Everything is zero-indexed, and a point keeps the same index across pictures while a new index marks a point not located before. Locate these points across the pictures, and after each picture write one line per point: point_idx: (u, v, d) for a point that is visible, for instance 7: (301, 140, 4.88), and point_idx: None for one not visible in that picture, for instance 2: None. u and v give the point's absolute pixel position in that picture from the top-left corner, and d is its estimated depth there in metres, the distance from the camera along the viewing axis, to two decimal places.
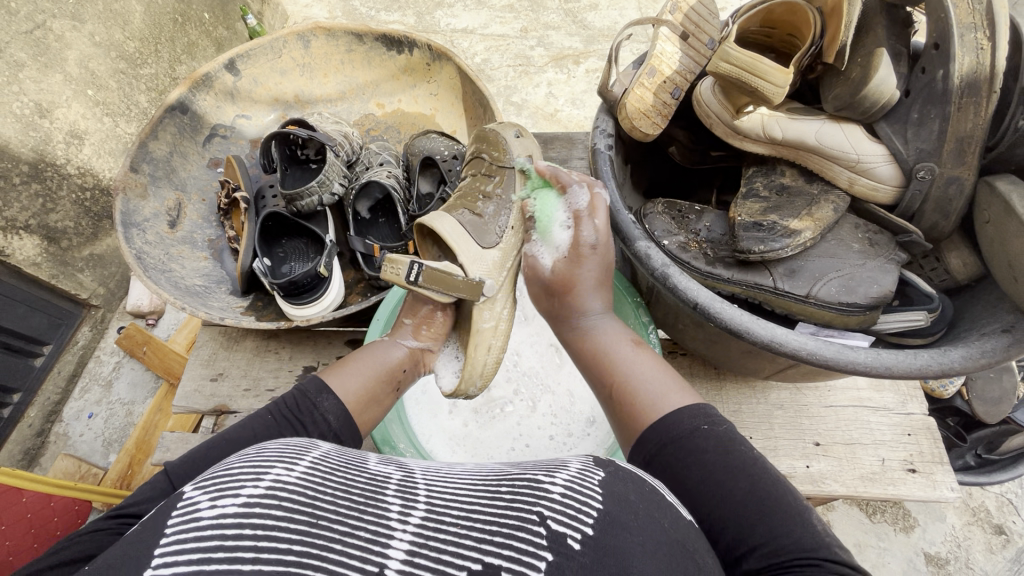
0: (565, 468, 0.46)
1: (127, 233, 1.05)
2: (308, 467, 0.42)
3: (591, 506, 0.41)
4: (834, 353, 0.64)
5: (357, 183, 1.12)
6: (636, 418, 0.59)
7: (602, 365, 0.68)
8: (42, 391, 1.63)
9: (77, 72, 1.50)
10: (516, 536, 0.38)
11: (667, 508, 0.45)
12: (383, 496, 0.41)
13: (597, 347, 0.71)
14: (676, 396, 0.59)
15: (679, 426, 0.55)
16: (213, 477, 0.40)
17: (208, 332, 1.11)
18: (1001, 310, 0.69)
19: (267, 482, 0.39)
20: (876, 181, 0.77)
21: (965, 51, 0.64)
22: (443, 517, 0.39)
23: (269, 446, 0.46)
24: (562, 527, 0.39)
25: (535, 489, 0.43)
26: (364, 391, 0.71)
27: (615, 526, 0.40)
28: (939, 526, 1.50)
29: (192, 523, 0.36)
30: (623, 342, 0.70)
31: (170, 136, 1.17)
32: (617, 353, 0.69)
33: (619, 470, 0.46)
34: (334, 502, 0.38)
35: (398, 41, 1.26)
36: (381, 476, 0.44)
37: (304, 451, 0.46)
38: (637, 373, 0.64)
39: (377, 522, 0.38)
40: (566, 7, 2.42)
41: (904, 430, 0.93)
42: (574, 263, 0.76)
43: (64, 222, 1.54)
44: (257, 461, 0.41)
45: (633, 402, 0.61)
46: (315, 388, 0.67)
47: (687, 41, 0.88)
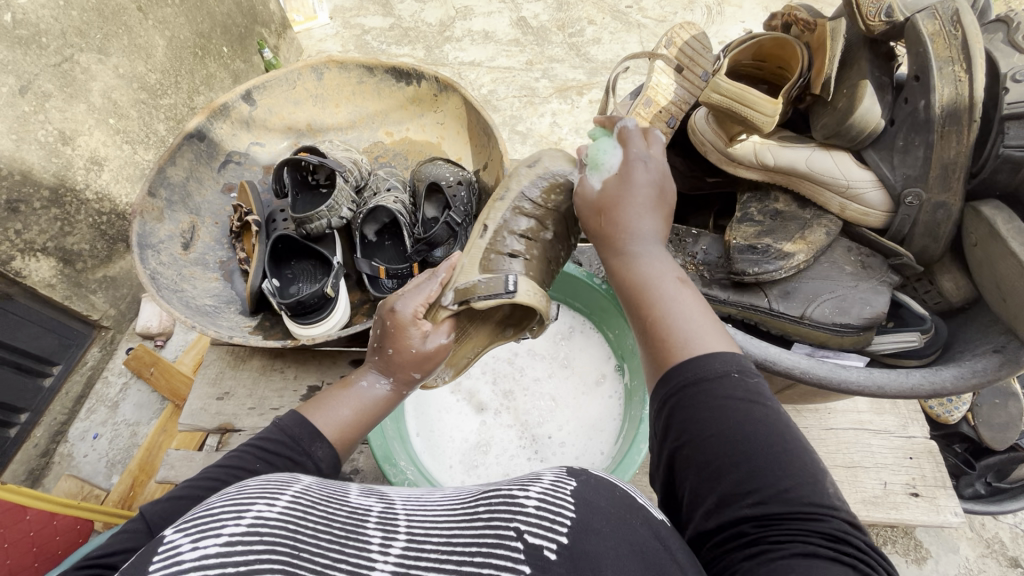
0: (539, 480, 0.46)
1: (142, 254, 1.08)
2: (290, 501, 0.42)
3: (565, 517, 0.42)
4: (827, 371, 0.65)
5: (365, 208, 1.16)
6: (665, 351, 0.54)
7: (641, 299, 0.61)
8: (49, 411, 1.65)
9: (100, 102, 1.57)
10: (495, 554, 0.39)
11: (639, 512, 0.46)
12: (365, 530, 0.42)
13: (646, 277, 0.62)
14: (713, 337, 0.54)
15: (712, 366, 0.50)
16: (194, 518, 0.40)
17: (216, 351, 1.13)
18: (994, 331, 0.70)
19: (249, 519, 0.39)
20: (867, 206, 0.79)
21: (944, 83, 0.67)
22: (423, 544, 0.41)
23: (252, 482, 0.46)
24: (539, 540, 0.40)
25: (511, 505, 0.43)
26: (352, 430, 0.68)
27: (589, 533, 0.41)
28: (953, 558, 1.47)
29: (174, 567, 0.35)
30: (670, 274, 0.61)
31: (188, 162, 1.22)
32: (663, 291, 0.60)
33: (590, 480, 0.47)
34: (316, 537, 0.39)
35: (406, 74, 1.32)
36: (361, 508, 0.45)
37: (284, 485, 0.46)
38: (675, 304, 0.58)
39: (357, 554, 0.39)
40: (570, 40, 2.51)
41: (905, 453, 0.93)
42: (625, 180, 0.71)
43: (80, 245, 1.59)
44: (236, 498, 0.41)
45: (665, 331, 0.56)
46: (307, 435, 0.64)
47: (682, 74, 0.92)
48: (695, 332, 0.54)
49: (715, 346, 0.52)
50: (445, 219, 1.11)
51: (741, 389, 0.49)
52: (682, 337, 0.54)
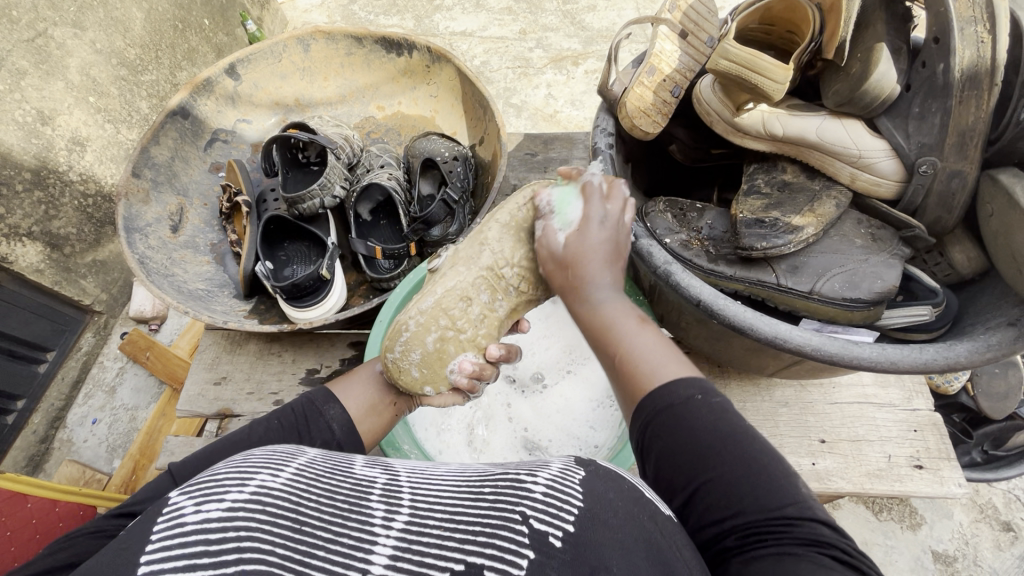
0: (547, 467, 0.45)
1: (130, 237, 1.04)
2: (294, 473, 0.41)
3: (572, 505, 0.41)
4: (839, 348, 0.63)
5: (359, 186, 1.13)
6: (633, 383, 0.52)
7: (603, 338, 0.57)
8: (46, 398, 1.63)
9: (78, 79, 1.51)
10: (498, 535, 0.38)
11: (647, 505, 0.44)
12: (368, 502, 0.40)
13: (606, 321, 0.58)
14: (671, 363, 0.52)
15: (672, 394, 0.49)
16: (199, 482, 0.40)
17: (211, 336, 1.11)
18: (1006, 303, 0.69)
19: (252, 488, 0.38)
20: (878, 176, 0.77)
21: (966, 45, 0.64)
22: (426, 520, 0.39)
23: (257, 451, 0.45)
24: (544, 526, 0.39)
25: (518, 489, 0.42)
26: (369, 401, 0.67)
27: (595, 523, 0.40)
28: (947, 524, 1.49)
29: (177, 528, 0.35)
30: (630, 318, 0.57)
31: (172, 141, 1.17)
32: (626, 333, 0.56)
33: (599, 470, 0.46)
34: (318, 509, 0.38)
35: (397, 44, 1.26)
36: (366, 479, 0.43)
37: (290, 456, 0.45)
38: (640, 343, 0.55)
39: (360, 527, 0.38)
40: (564, 8, 2.43)
41: (910, 426, 0.92)
42: (581, 231, 0.62)
43: (67, 229, 1.55)
44: (242, 465, 0.41)
45: (629, 368, 0.53)
46: (322, 397, 0.65)
47: (686, 39, 0.88)
48: (656, 360, 0.53)
49: (674, 372, 0.51)
50: (442, 197, 1.07)
51: (709, 410, 0.48)
52: (642, 369, 0.52)
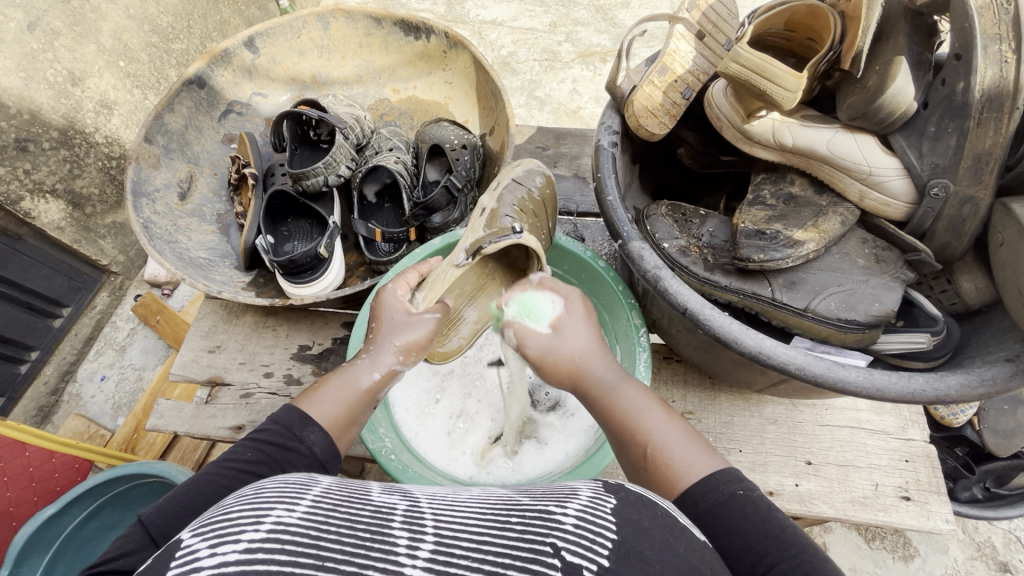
0: (575, 497, 0.45)
1: (136, 202, 1.06)
2: (311, 506, 0.40)
3: (606, 537, 0.40)
4: (825, 369, 0.61)
5: (365, 167, 1.13)
6: (664, 485, 0.53)
7: (628, 429, 0.57)
8: (59, 351, 1.68)
9: (111, 43, 1.53)
10: (530, 569, 0.37)
11: (680, 531, 0.44)
12: (390, 529, 0.39)
13: (622, 409, 0.59)
14: (704, 458, 0.53)
15: (713, 495, 0.50)
16: (212, 520, 0.38)
17: (210, 305, 1.13)
18: (1010, 338, 0.66)
19: (269, 525, 0.37)
20: (888, 196, 0.74)
21: (988, 64, 0.61)
22: (453, 549, 0.38)
23: (268, 484, 0.43)
24: (577, 559, 0.38)
25: (547, 520, 0.41)
26: (343, 416, 0.62)
27: (633, 557, 0.39)
28: (941, 559, 1.45)
29: (192, 574, 0.34)
30: (648, 403, 0.58)
31: (187, 109, 1.19)
32: (645, 420, 0.57)
33: (630, 495, 0.45)
34: (339, 542, 0.37)
35: (416, 27, 1.25)
36: (386, 507, 0.42)
37: (305, 486, 0.43)
38: (662, 435, 0.55)
39: (384, 558, 0.36)
40: (598, 3, 2.39)
41: (901, 456, 0.90)
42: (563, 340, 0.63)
43: (89, 189, 1.58)
44: (256, 501, 0.39)
45: (657, 462, 0.54)
46: (299, 421, 0.59)
47: (702, 40, 0.86)
48: (687, 458, 0.53)
49: (710, 468, 0.52)
50: (445, 184, 1.07)
51: (742, 504, 0.49)
52: (675, 469, 0.53)
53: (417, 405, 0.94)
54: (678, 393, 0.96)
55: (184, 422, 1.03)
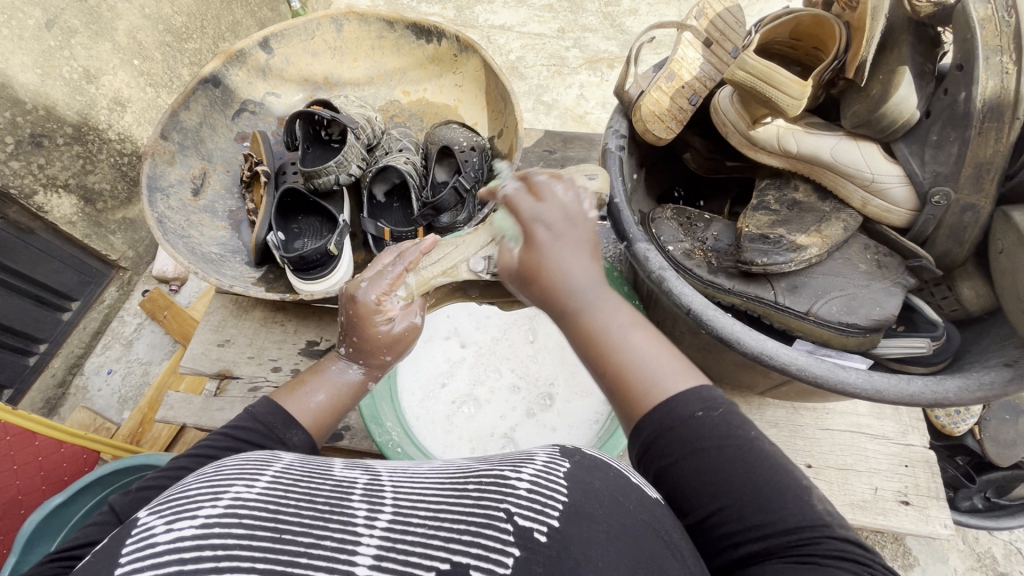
0: (529, 463, 0.46)
1: (151, 197, 1.08)
2: (270, 481, 0.40)
3: (556, 501, 0.42)
4: (825, 370, 0.63)
5: (375, 166, 1.15)
6: (631, 401, 0.51)
7: (596, 346, 0.54)
8: (67, 344, 1.70)
9: (126, 42, 1.56)
10: (484, 534, 0.38)
11: (633, 494, 0.47)
12: (350, 503, 0.39)
13: (599, 327, 0.54)
14: (677, 374, 0.51)
15: (681, 411, 0.49)
16: (166, 500, 0.38)
17: (220, 299, 1.15)
18: (1008, 344, 0.67)
19: (226, 501, 0.36)
20: (889, 203, 0.75)
21: (989, 74, 0.62)
22: (410, 518, 0.39)
23: (228, 462, 0.43)
24: (528, 522, 0.40)
25: (502, 486, 0.42)
26: (326, 414, 0.64)
27: (580, 517, 0.42)
28: (941, 568, 1.46)
29: (148, 551, 0.33)
30: (620, 319, 0.54)
31: (201, 107, 1.21)
32: (618, 337, 0.53)
33: (583, 460, 0.48)
34: (298, 514, 0.37)
35: (427, 31, 1.28)
36: (346, 481, 0.42)
37: (263, 464, 0.43)
38: (635, 349, 0.53)
39: (343, 529, 0.37)
40: (606, 10, 2.42)
41: (901, 461, 0.90)
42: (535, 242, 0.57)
43: (101, 184, 1.61)
44: (213, 479, 0.39)
45: (626, 381, 0.52)
46: (280, 421, 0.60)
47: (710, 47, 0.87)
48: (661, 373, 0.51)
49: (683, 383, 0.51)
50: (453, 184, 1.09)
51: (711, 425, 0.49)
52: (647, 384, 0.51)
53: (424, 387, 0.95)
54: None
55: (192, 415, 1.04)
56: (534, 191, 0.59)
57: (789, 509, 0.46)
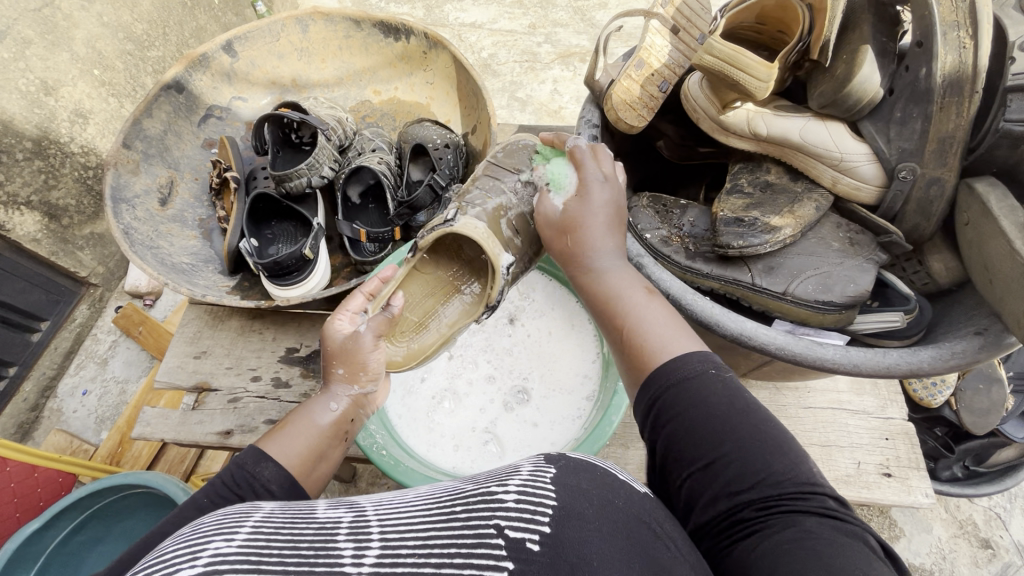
0: (516, 475, 0.46)
1: (116, 208, 1.05)
2: (250, 533, 0.40)
3: (545, 507, 0.42)
4: (804, 348, 0.63)
5: (349, 167, 1.13)
6: (640, 361, 0.57)
7: (612, 312, 0.63)
8: (38, 366, 1.64)
9: (84, 51, 1.51)
10: (476, 552, 0.38)
11: (621, 490, 0.47)
12: (335, 544, 0.40)
13: (611, 292, 0.65)
14: (682, 340, 0.57)
15: (686, 368, 0.53)
16: (145, 567, 0.38)
17: (195, 311, 1.12)
18: (976, 313, 0.69)
19: (206, 559, 0.36)
20: (859, 180, 0.76)
21: (947, 50, 0.63)
22: (400, 549, 0.39)
23: (207, 519, 0.44)
24: (519, 534, 0.40)
25: (489, 502, 0.43)
26: (307, 451, 0.67)
27: (570, 520, 0.41)
28: (925, 537, 1.49)
29: None
30: (635, 290, 0.64)
31: (165, 114, 1.18)
32: (629, 303, 0.63)
33: (568, 464, 0.47)
34: (282, 562, 0.37)
35: (395, 29, 1.26)
36: (331, 522, 0.43)
37: (245, 516, 0.44)
38: (646, 317, 0.60)
39: (331, 569, 0.37)
40: (576, 4, 2.42)
41: (882, 434, 0.92)
42: (583, 201, 0.72)
43: (66, 200, 1.56)
44: (192, 540, 0.39)
45: (640, 346, 0.58)
46: (253, 458, 0.63)
47: (677, 35, 0.88)
48: (665, 338, 0.57)
49: (685, 347, 0.56)
50: (429, 182, 1.07)
51: (716, 386, 0.51)
52: (652, 349, 0.57)
53: (403, 384, 0.93)
54: None
55: (171, 430, 1.02)
56: (591, 155, 0.75)
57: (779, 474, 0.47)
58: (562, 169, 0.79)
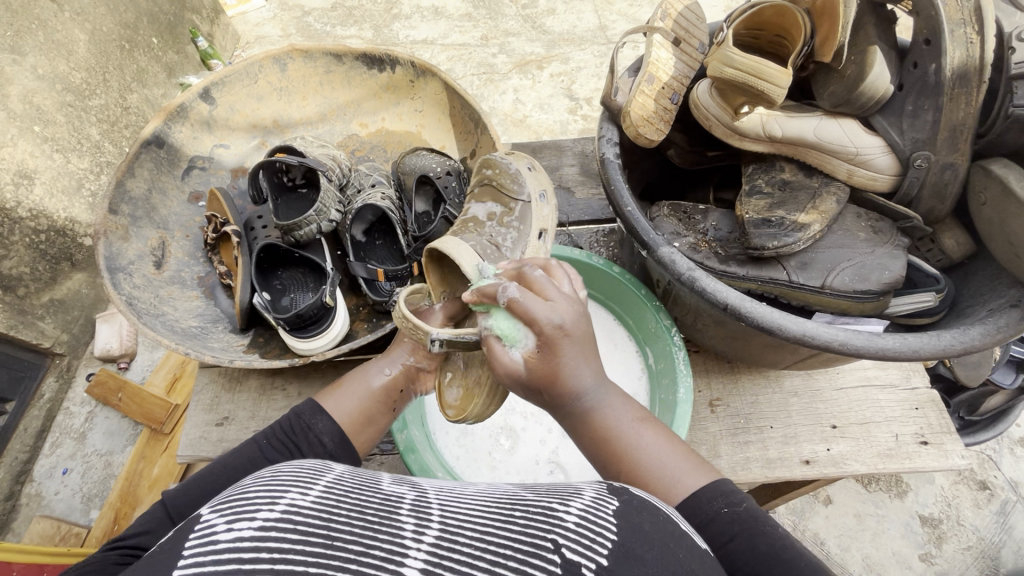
0: (579, 497, 0.45)
1: (113, 278, 0.98)
2: (323, 491, 0.42)
3: (605, 537, 0.41)
4: (866, 341, 0.66)
5: (353, 207, 1.10)
6: (650, 500, 0.54)
7: (610, 448, 0.56)
8: (9, 451, 1.51)
9: (21, 108, 1.41)
10: (530, 562, 0.38)
11: (683, 538, 0.44)
12: (398, 516, 0.40)
13: (610, 426, 0.57)
14: (690, 472, 0.54)
15: (705, 511, 0.51)
16: (230, 500, 0.40)
17: (207, 375, 1.06)
18: (1001, 284, 0.73)
19: (283, 507, 0.39)
20: (875, 171, 0.80)
21: (956, 45, 0.69)
22: (457, 537, 0.39)
23: (285, 468, 0.46)
24: (576, 556, 0.39)
25: (549, 517, 0.42)
26: (359, 412, 0.69)
27: (630, 558, 0.40)
28: (930, 488, 1.58)
29: (210, 547, 0.36)
30: (628, 416, 0.57)
31: (148, 172, 1.11)
32: (630, 438, 0.56)
33: (632, 500, 0.46)
34: (349, 524, 0.38)
35: (378, 59, 1.24)
36: (394, 496, 0.44)
37: (318, 474, 0.45)
38: (650, 448, 0.55)
39: (391, 540, 0.38)
40: (524, 13, 2.44)
41: (911, 404, 0.97)
42: (547, 355, 0.54)
43: (19, 269, 1.44)
44: (272, 484, 0.41)
45: (647, 485, 0.54)
46: (310, 410, 0.67)
47: (679, 46, 0.90)
48: (673, 473, 0.54)
49: (699, 480, 0.53)
50: (443, 214, 1.06)
51: (732, 521, 0.50)
52: (666, 485, 0.53)
53: (460, 425, 0.93)
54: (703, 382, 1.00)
55: None
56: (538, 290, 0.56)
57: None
58: (513, 321, 0.56)
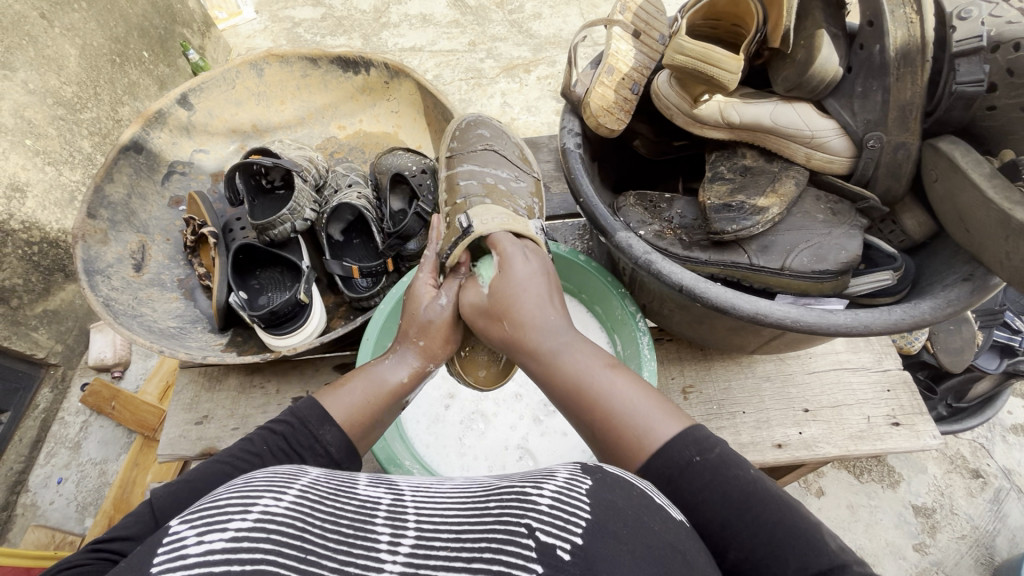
0: (552, 478, 0.45)
1: (91, 280, 1.00)
2: (297, 496, 0.41)
3: (580, 516, 0.40)
4: (816, 317, 0.67)
5: (328, 207, 1.11)
6: (624, 449, 0.54)
7: (577, 394, 0.58)
8: (4, 461, 1.52)
9: (12, 122, 1.43)
10: (505, 552, 0.38)
11: (656, 511, 0.44)
12: (373, 525, 0.40)
13: (573, 373, 0.60)
14: (667, 420, 0.54)
15: (675, 456, 0.51)
16: (199, 509, 0.39)
17: (187, 375, 1.07)
18: (957, 261, 0.74)
19: (256, 514, 0.37)
20: (831, 154, 0.81)
21: (898, 26, 0.71)
22: (433, 542, 0.39)
23: (257, 475, 0.44)
24: (550, 538, 0.39)
25: (523, 502, 0.42)
26: (363, 414, 0.63)
27: (604, 533, 0.40)
28: (923, 478, 1.57)
29: (179, 561, 0.34)
30: (597, 363, 0.60)
31: (127, 177, 1.14)
32: (596, 379, 0.58)
33: (606, 477, 0.45)
34: (324, 536, 0.38)
35: (354, 62, 1.26)
36: (371, 499, 0.43)
37: (292, 478, 0.44)
38: (618, 392, 0.57)
39: (367, 555, 0.37)
40: (511, 18, 2.48)
41: (883, 386, 0.98)
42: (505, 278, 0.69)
43: (12, 280, 1.46)
44: (243, 490, 0.40)
45: (618, 432, 0.55)
46: (317, 416, 0.60)
47: (639, 39, 0.92)
48: (648, 418, 0.54)
49: (671, 428, 0.53)
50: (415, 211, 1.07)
51: (708, 471, 0.50)
52: (640, 433, 0.54)
53: (430, 414, 0.94)
54: (676, 369, 1.01)
55: None
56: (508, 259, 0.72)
57: (802, 550, 0.45)
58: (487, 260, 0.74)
